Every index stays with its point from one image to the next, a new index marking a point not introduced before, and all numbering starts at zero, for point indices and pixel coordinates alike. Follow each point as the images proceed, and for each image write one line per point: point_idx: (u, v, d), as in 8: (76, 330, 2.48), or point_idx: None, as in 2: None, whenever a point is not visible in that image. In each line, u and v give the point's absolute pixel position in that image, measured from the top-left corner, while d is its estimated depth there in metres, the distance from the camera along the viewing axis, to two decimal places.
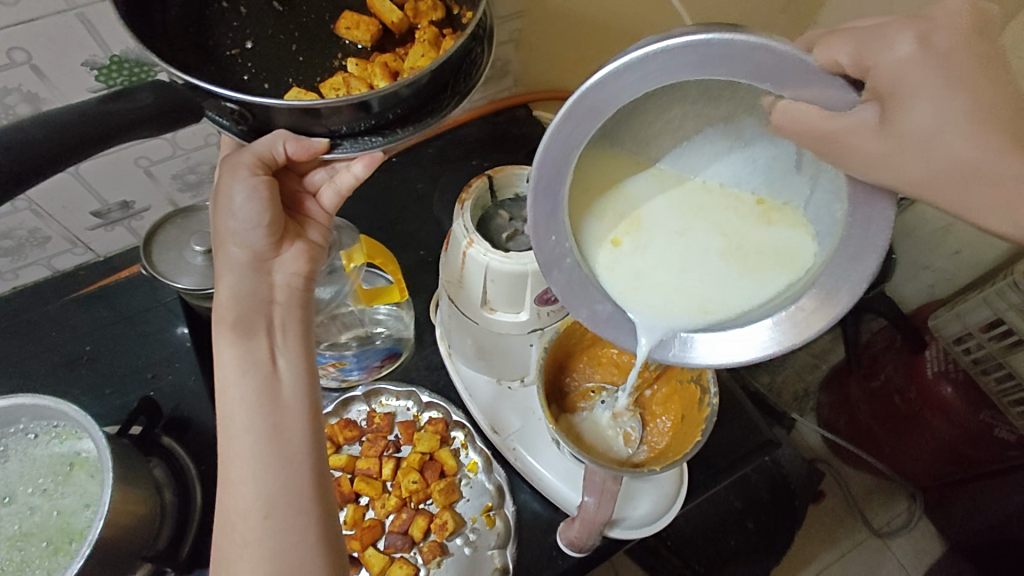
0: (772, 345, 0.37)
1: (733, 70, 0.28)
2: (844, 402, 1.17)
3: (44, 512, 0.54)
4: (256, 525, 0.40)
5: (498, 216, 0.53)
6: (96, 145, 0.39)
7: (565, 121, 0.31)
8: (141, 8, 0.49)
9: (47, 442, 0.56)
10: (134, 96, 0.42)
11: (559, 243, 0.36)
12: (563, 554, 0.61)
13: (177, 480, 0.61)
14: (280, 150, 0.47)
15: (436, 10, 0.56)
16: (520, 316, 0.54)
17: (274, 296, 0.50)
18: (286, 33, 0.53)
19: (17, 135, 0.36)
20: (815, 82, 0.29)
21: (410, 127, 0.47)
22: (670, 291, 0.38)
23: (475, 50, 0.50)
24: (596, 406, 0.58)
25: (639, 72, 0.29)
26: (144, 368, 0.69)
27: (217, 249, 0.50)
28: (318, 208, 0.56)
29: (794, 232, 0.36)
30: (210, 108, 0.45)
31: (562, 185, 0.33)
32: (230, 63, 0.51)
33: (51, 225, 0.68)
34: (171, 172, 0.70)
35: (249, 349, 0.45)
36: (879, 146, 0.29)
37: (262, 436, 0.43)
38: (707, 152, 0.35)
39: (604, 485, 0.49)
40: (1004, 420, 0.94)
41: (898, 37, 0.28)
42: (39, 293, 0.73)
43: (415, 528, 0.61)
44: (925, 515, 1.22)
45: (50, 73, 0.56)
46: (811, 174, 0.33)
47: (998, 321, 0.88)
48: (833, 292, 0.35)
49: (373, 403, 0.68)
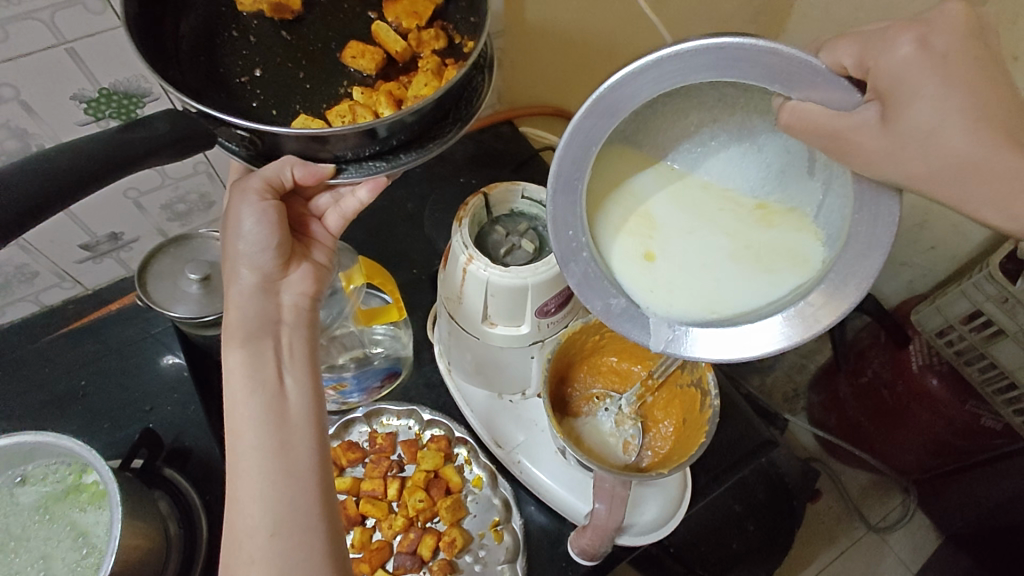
0: (769, 344, 0.38)
1: (744, 71, 0.32)
2: (832, 399, 1.20)
3: (48, 552, 0.53)
4: (262, 543, 0.40)
5: (494, 232, 0.54)
6: (115, 172, 0.40)
7: (586, 117, 0.34)
8: (155, 39, 0.51)
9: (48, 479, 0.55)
10: (150, 124, 0.42)
11: (575, 238, 0.38)
12: (574, 564, 0.61)
13: (181, 513, 0.60)
14: (287, 176, 0.47)
15: (438, 39, 0.57)
16: (520, 329, 0.55)
17: (283, 316, 0.50)
18: (294, 61, 0.54)
19: (42, 166, 0.38)
20: (823, 82, 0.32)
21: (413, 153, 0.48)
22: (684, 284, 0.40)
23: (476, 78, 0.51)
24: (598, 412, 0.59)
25: (652, 74, 0.33)
26: (139, 400, 0.68)
27: (226, 273, 0.51)
28: (322, 230, 0.57)
29: (798, 233, 0.39)
30: (221, 134, 0.46)
31: (581, 178, 0.36)
32: (239, 90, 0.52)
33: (40, 260, 0.67)
34: (161, 202, 0.70)
35: (258, 368, 0.46)
36: (882, 143, 0.31)
37: (270, 453, 0.43)
38: (720, 153, 0.39)
39: (614, 490, 0.50)
40: (989, 408, 0.96)
41: (899, 39, 0.31)
42: (27, 330, 0.72)
43: (424, 547, 0.60)
44: (920, 508, 1.23)
45: (40, 108, 0.55)
46: (823, 180, 0.37)
47: (977, 312, 0.89)
48: (839, 289, 0.36)
49: (374, 424, 0.67)
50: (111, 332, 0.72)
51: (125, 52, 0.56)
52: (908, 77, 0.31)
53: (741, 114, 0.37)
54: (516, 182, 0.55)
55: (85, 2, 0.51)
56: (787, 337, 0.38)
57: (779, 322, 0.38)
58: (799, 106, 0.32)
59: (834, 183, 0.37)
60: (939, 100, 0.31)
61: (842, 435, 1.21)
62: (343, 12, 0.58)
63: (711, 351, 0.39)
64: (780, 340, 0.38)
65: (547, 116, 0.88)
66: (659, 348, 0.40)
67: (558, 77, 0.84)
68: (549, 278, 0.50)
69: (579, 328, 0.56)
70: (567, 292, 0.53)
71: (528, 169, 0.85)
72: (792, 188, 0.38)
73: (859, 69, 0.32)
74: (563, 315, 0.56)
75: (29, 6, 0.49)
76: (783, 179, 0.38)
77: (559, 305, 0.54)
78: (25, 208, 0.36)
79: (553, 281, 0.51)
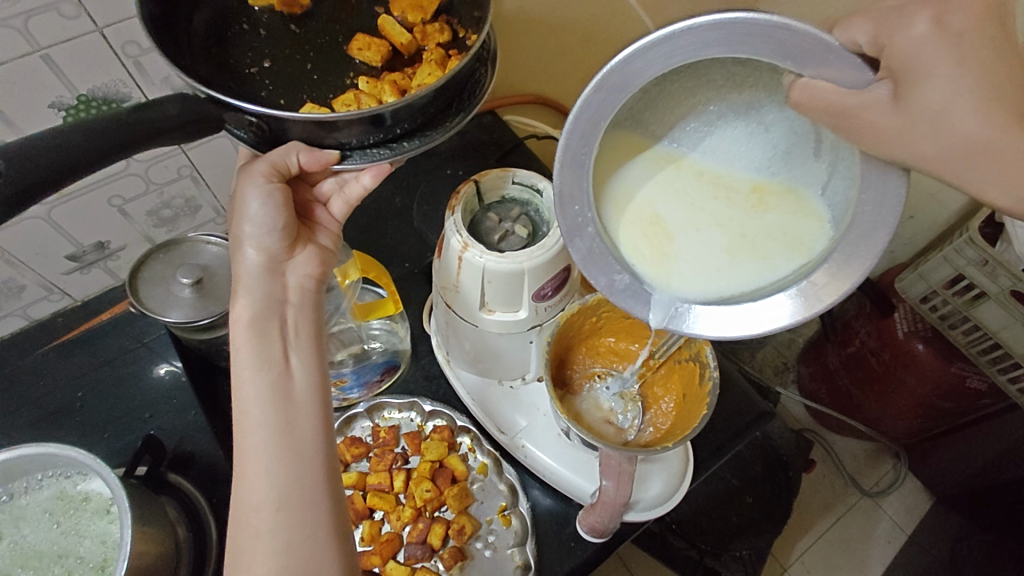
0: (778, 320, 0.39)
1: (756, 47, 0.32)
2: (823, 370, 1.22)
3: (60, 561, 0.53)
4: (269, 517, 0.41)
5: (487, 219, 0.54)
6: (127, 151, 0.39)
7: (596, 91, 0.35)
8: (166, 23, 0.50)
9: (49, 491, 0.54)
10: (161, 106, 0.41)
11: (581, 213, 0.39)
12: (583, 543, 0.62)
13: (189, 516, 0.61)
14: (292, 161, 0.48)
15: (442, 32, 0.57)
16: (518, 314, 0.55)
17: (288, 297, 0.51)
18: (302, 53, 0.54)
19: (60, 138, 0.37)
20: (835, 60, 0.32)
21: (415, 140, 0.48)
22: (687, 262, 0.42)
23: (480, 71, 0.51)
24: (600, 387, 0.60)
25: (664, 48, 0.33)
26: (137, 409, 0.68)
27: (232, 253, 0.51)
28: (328, 217, 0.57)
29: (790, 216, 0.40)
30: (229, 121, 0.45)
31: (589, 153, 0.37)
32: (249, 80, 0.52)
33: (25, 273, 0.66)
34: (146, 209, 0.69)
35: (263, 348, 0.46)
36: (894, 120, 0.32)
37: (274, 431, 0.43)
38: (729, 134, 0.40)
39: (621, 467, 0.51)
40: (974, 369, 0.98)
41: (916, 17, 0.32)
42: (17, 346, 0.71)
43: (433, 536, 0.61)
44: (912, 471, 1.27)
45: (17, 117, 0.54)
46: (830, 162, 0.38)
47: (959, 277, 0.91)
48: (843, 268, 0.37)
49: (376, 418, 0.68)
50: (103, 343, 0.71)
51: (102, 57, 0.55)
52: (922, 57, 0.32)
53: (750, 93, 0.38)
54: (507, 167, 0.55)
55: (59, 7, 0.50)
56: (793, 314, 0.39)
57: (782, 300, 0.39)
58: (809, 84, 0.33)
59: (843, 161, 0.37)
60: (953, 80, 0.32)
61: (832, 404, 1.24)
62: (351, 8, 0.58)
63: (713, 329, 0.41)
64: (786, 317, 0.39)
65: (530, 104, 0.88)
66: (660, 324, 0.41)
67: (540, 65, 0.85)
68: (545, 261, 0.51)
69: (576, 309, 0.56)
70: (563, 274, 0.54)
71: (514, 156, 0.83)
72: (796, 170, 0.39)
73: (874, 46, 0.33)
74: (560, 298, 0.56)
75: (3, 13, 0.48)
76: (790, 161, 0.39)
77: (555, 289, 0.55)
78: (44, 175, 0.36)
79: (549, 264, 0.51)
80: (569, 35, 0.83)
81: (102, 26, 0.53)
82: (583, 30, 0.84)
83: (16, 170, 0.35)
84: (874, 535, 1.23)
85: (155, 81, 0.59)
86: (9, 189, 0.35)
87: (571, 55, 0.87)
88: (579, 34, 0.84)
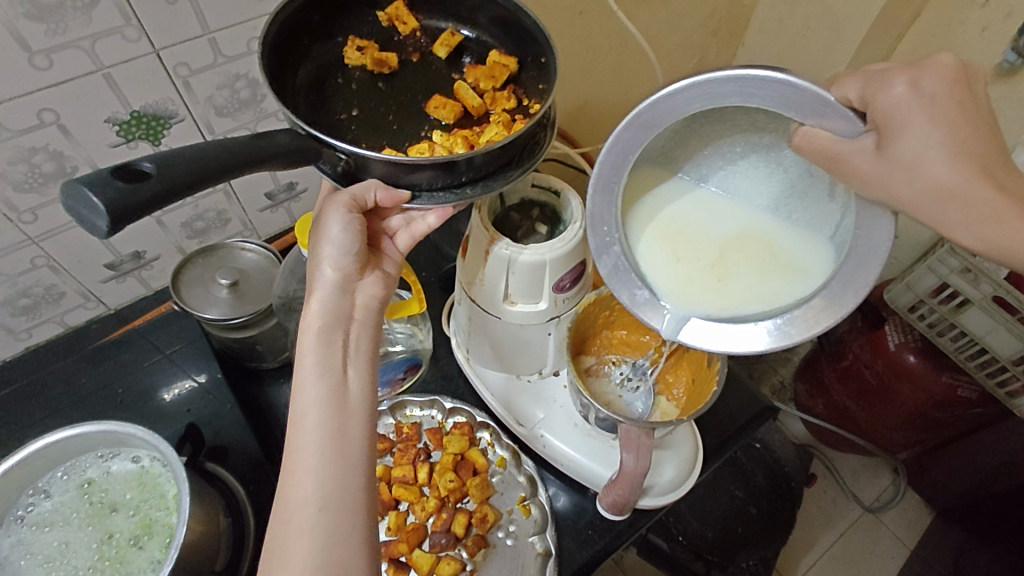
0: (760, 343, 0.44)
1: (762, 97, 0.37)
2: (817, 384, 1.27)
3: (118, 525, 0.57)
4: (312, 516, 0.43)
5: (510, 217, 0.60)
6: (245, 167, 0.44)
7: (626, 129, 0.40)
8: (278, 69, 0.58)
9: (108, 466, 0.59)
10: (272, 136, 0.46)
11: (609, 233, 0.44)
12: (600, 532, 0.65)
13: (229, 507, 0.64)
14: (370, 197, 0.52)
15: (510, 99, 0.62)
16: (539, 305, 0.59)
17: (355, 314, 0.53)
18: (387, 106, 0.60)
19: (193, 151, 0.42)
20: (833, 113, 0.37)
21: (479, 187, 0.52)
22: (704, 284, 0.46)
23: (539, 134, 0.55)
24: (613, 372, 0.66)
25: (684, 96, 0.38)
26: (174, 413, 0.73)
27: (310, 267, 0.54)
28: (393, 248, 0.60)
29: (799, 249, 0.45)
30: (324, 159, 0.50)
31: (618, 182, 0.43)
32: (337, 124, 0.57)
33: (66, 279, 0.69)
34: (181, 220, 0.73)
35: (327, 355, 0.49)
36: (877, 167, 0.37)
37: (326, 435, 0.46)
38: (754, 174, 0.45)
39: (640, 440, 0.54)
40: (964, 378, 1.02)
41: (894, 80, 0.37)
42: (50, 352, 0.73)
43: (457, 525, 0.64)
44: (910, 486, 1.30)
45: (76, 130, 0.59)
46: (842, 203, 0.42)
47: (943, 285, 0.97)
48: (838, 296, 0.41)
49: (398, 415, 0.71)
50: (132, 350, 0.75)
51: (157, 76, 0.60)
52: (898, 114, 0.36)
53: (772, 138, 0.42)
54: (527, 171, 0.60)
55: (123, 31, 0.56)
56: (774, 340, 0.44)
57: (780, 322, 0.44)
58: (810, 132, 0.37)
59: (849, 207, 0.41)
60: (925, 134, 0.36)
61: (830, 418, 1.27)
62: (431, 73, 0.64)
63: (701, 339, 0.46)
64: (782, 336, 0.44)
65: None
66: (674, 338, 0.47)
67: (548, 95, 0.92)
68: (564, 253, 0.55)
69: (592, 300, 0.62)
70: (580, 267, 0.58)
71: None
72: (811, 206, 0.44)
73: (862, 101, 0.37)
74: (578, 290, 0.60)
75: (73, 35, 0.53)
76: (804, 199, 0.44)
77: (573, 281, 0.59)
78: (186, 179, 0.41)
79: (569, 255, 0.55)
80: (576, 65, 0.90)
81: (158, 48, 0.58)
82: (585, 62, 0.91)
83: (163, 172, 0.40)
84: (876, 550, 1.26)
85: (199, 99, 0.65)
86: (158, 186, 0.39)
87: (576, 82, 0.94)
88: (584, 62, 0.91)
